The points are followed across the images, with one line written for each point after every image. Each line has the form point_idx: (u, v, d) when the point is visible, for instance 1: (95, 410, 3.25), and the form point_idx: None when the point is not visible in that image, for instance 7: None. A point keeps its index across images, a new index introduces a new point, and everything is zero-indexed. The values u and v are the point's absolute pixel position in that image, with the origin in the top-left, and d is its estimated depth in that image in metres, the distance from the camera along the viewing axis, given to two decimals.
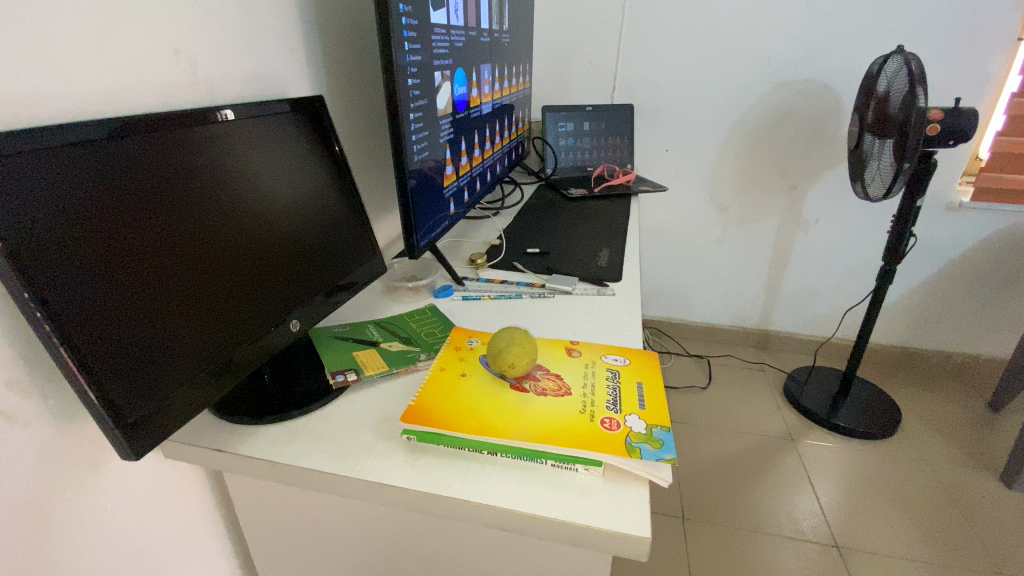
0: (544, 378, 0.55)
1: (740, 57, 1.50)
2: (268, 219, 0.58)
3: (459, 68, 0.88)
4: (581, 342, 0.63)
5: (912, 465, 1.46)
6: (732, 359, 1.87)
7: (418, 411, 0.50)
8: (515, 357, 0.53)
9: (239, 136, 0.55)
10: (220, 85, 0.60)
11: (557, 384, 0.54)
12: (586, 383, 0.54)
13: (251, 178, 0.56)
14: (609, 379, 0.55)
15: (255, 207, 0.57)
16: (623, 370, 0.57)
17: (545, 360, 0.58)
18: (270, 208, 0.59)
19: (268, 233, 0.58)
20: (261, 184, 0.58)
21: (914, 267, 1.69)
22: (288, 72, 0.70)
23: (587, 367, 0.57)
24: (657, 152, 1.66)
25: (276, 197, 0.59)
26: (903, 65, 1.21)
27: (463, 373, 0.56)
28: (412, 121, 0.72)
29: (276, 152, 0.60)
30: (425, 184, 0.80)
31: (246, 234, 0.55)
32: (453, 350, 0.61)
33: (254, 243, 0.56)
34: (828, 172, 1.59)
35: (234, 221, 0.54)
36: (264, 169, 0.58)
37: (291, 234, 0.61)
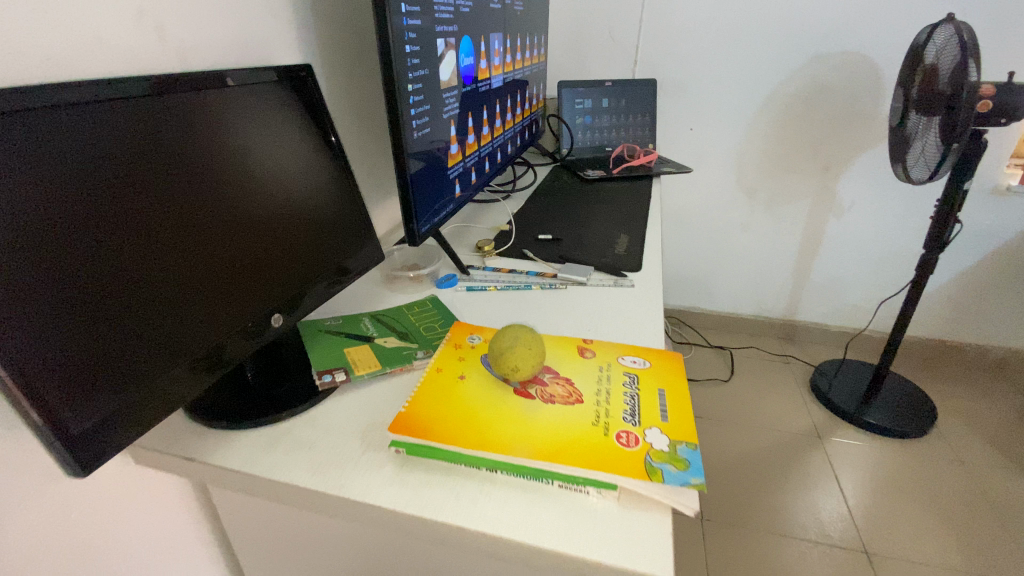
0: (552, 382, 0.49)
1: (772, 27, 1.38)
2: (248, 201, 0.52)
3: (466, 37, 0.80)
4: (594, 340, 0.56)
5: (949, 466, 1.36)
6: (755, 350, 1.78)
7: (409, 420, 0.45)
8: (520, 361, 0.47)
9: (214, 107, 0.49)
10: (195, 53, 0.54)
11: (566, 389, 0.48)
12: (600, 389, 0.48)
13: (229, 155, 0.50)
14: (626, 385, 0.49)
15: (233, 187, 0.51)
16: (642, 375, 0.50)
17: (553, 361, 0.52)
18: (251, 189, 0.53)
19: (247, 216, 0.52)
20: (239, 162, 0.51)
21: (956, 256, 1.57)
22: (274, 39, 0.63)
23: (602, 370, 0.51)
24: (680, 132, 1.56)
25: (259, 176, 0.53)
26: (955, 33, 1.08)
27: (461, 375, 0.51)
28: (410, 93, 0.65)
29: (258, 126, 0.54)
30: (427, 164, 0.73)
31: (222, 218, 0.50)
32: (452, 348, 0.55)
33: (231, 228, 0.50)
34: (866, 153, 1.48)
35: (208, 203, 0.48)
36: (243, 144, 0.52)
37: (275, 218, 0.55)
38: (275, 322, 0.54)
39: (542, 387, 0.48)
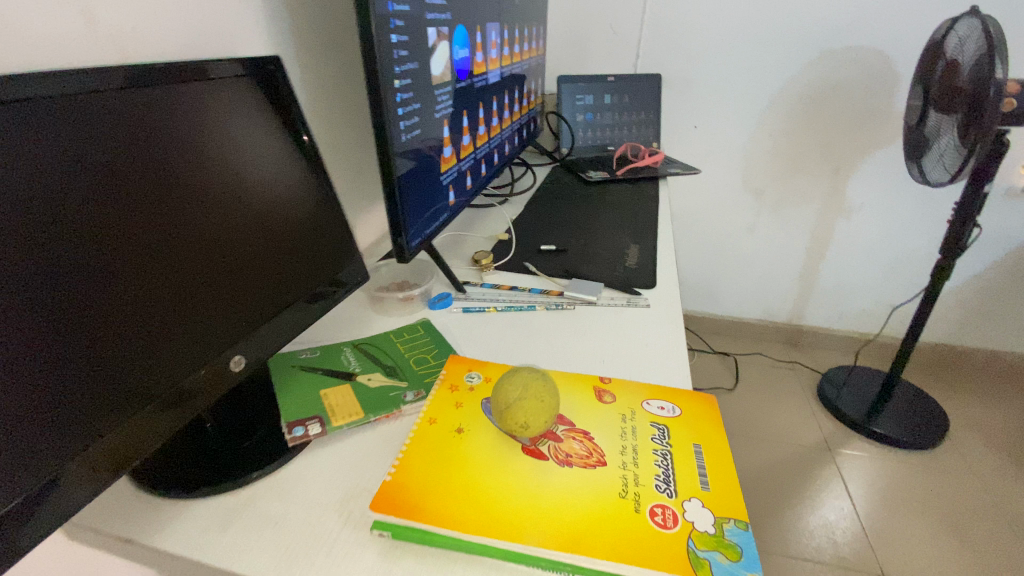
0: (567, 437, 0.41)
1: (782, 19, 1.31)
2: (203, 222, 0.44)
3: (460, 26, 0.72)
4: (612, 378, 0.49)
5: (964, 479, 1.30)
6: (760, 357, 1.72)
7: (398, 494, 0.37)
8: (529, 416, 0.39)
9: (166, 109, 0.41)
10: (138, 44, 0.46)
11: (585, 447, 0.40)
12: (626, 447, 0.40)
13: (179, 168, 0.42)
14: (655, 440, 0.41)
15: (185, 206, 0.42)
16: (672, 425, 0.43)
17: (567, 408, 0.44)
18: (207, 208, 0.44)
19: (202, 241, 0.44)
20: (192, 176, 0.43)
21: (970, 260, 1.51)
22: (239, 28, 0.55)
23: (625, 419, 0.43)
24: (684, 130, 1.48)
25: (217, 193, 0.45)
26: (981, 24, 0.95)
27: (459, 427, 0.43)
28: (397, 91, 0.57)
29: (218, 132, 0.45)
30: (417, 170, 0.65)
31: (171, 244, 0.41)
32: (446, 390, 0.47)
33: (182, 256, 0.42)
34: (879, 152, 1.41)
35: (152, 227, 0.40)
36: (197, 155, 0.43)
37: (237, 240, 0.47)
38: (234, 366, 0.46)
39: (556, 444, 0.40)
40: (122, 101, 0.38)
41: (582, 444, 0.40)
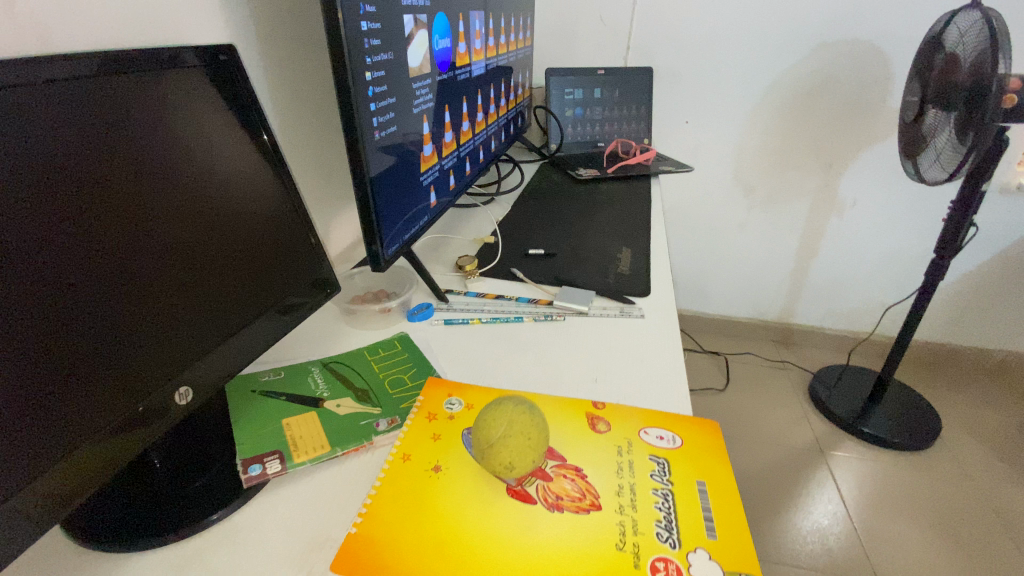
0: (557, 476, 0.37)
1: (776, 10, 1.26)
2: (144, 240, 0.40)
3: (440, 14, 0.67)
4: (605, 403, 0.45)
5: (957, 480, 1.28)
6: (751, 356, 1.70)
7: (361, 558, 0.32)
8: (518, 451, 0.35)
9: (112, 108, 0.37)
10: (64, 29, 0.39)
11: (577, 487, 0.36)
12: (622, 487, 0.37)
13: (116, 179, 0.38)
14: (655, 477, 0.37)
15: (122, 222, 0.38)
16: (674, 457, 0.39)
17: (557, 440, 0.40)
18: (151, 224, 0.40)
19: (142, 261, 0.39)
20: (132, 188, 0.39)
21: (963, 258, 1.49)
22: (190, 13, 0.49)
23: (621, 452, 0.39)
24: (675, 125, 1.44)
25: (160, 206, 0.41)
26: (982, 18, 0.93)
27: (436, 465, 0.38)
28: (369, 84, 0.51)
29: (170, 137, 0.41)
30: (394, 171, 0.60)
31: (105, 267, 0.37)
32: (424, 420, 0.43)
33: (117, 278, 0.38)
34: (873, 148, 1.37)
35: (82, 247, 0.35)
36: (138, 164, 0.39)
37: (184, 260, 0.43)
38: (179, 399, 0.41)
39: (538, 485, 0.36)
40: (50, 103, 0.33)
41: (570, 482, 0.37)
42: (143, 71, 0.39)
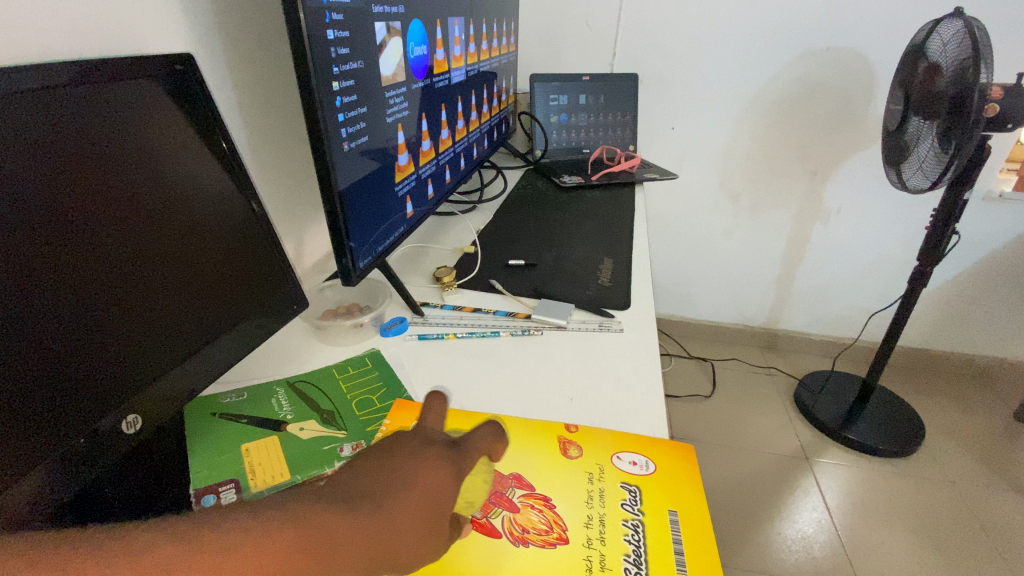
0: (526, 509, 0.40)
1: (760, 18, 1.26)
2: (97, 252, 0.37)
3: (416, 21, 0.65)
4: (578, 427, 0.47)
5: (940, 487, 1.29)
6: (737, 362, 1.69)
7: None
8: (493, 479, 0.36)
9: (71, 113, 0.35)
10: (8, 36, 0.37)
11: (546, 520, 0.39)
12: (591, 518, 0.39)
13: (69, 187, 0.35)
14: (626, 507, 0.40)
15: (74, 232, 0.36)
16: (642, 485, 0.42)
17: (530, 470, 0.43)
18: (110, 235, 0.38)
19: (93, 274, 0.37)
20: (85, 197, 0.36)
21: (946, 265, 1.50)
22: (148, 20, 0.47)
23: (591, 481, 0.42)
24: (661, 131, 1.44)
25: (115, 220, 0.39)
26: (964, 28, 0.93)
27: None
28: (337, 94, 0.50)
29: (128, 144, 0.39)
30: (366, 182, 0.58)
31: (51, 277, 0.34)
32: None
33: (63, 291, 0.35)
34: (857, 156, 1.38)
35: (26, 255, 0.33)
36: (92, 173, 0.37)
37: (138, 275, 0.40)
38: (126, 428, 0.39)
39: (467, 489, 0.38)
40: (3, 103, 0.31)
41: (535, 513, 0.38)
42: (102, 80, 0.37)
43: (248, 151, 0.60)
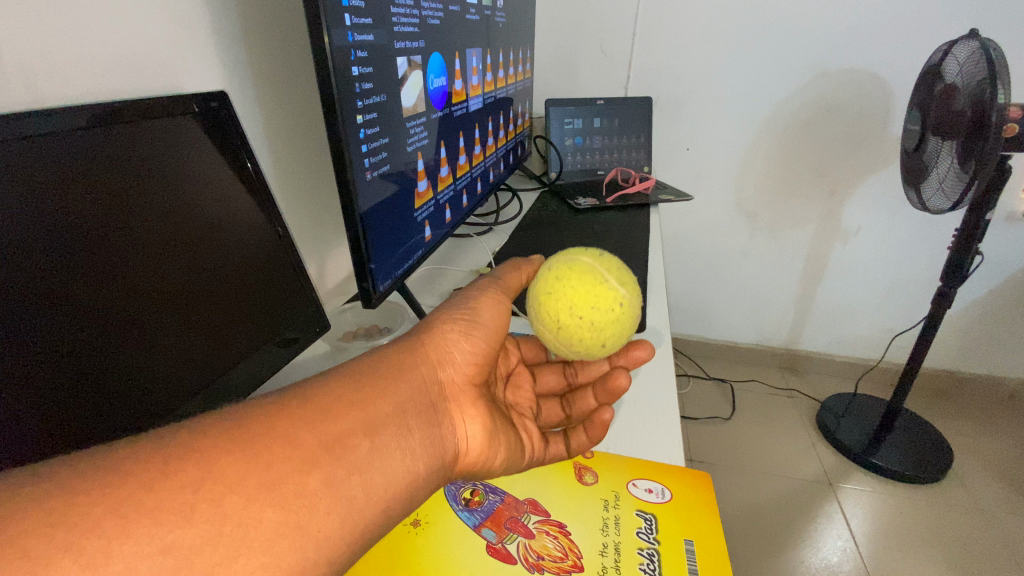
0: (539, 532, 0.42)
1: (773, 41, 1.27)
2: (158, 269, 0.41)
3: (435, 54, 0.68)
4: (594, 453, 0.49)
5: (972, 515, 1.24)
6: (756, 383, 1.67)
7: None
8: (504, 278, 0.51)
9: (136, 145, 0.39)
10: (53, 79, 0.40)
11: (559, 545, 0.41)
12: (607, 545, 0.41)
13: (134, 210, 0.39)
14: (641, 535, 0.41)
15: (138, 250, 0.39)
16: (657, 513, 0.43)
17: (545, 496, 0.45)
18: (167, 254, 0.41)
19: (136, 291, 0.39)
20: (132, 218, 0.39)
21: (970, 285, 1.47)
22: (184, 60, 0.50)
23: (607, 508, 0.44)
24: (676, 152, 1.45)
25: (169, 242, 0.42)
26: (978, 48, 0.92)
27: (417, 520, 0.43)
28: (361, 126, 0.52)
29: (179, 175, 0.42)
30: (387, 206, 0.60)
31: (109, 291, 0.37)
32: None
33: (126, 305, 0.38)
34: (875, 175, 1.36)
35: (76, 268, 0.35)
36: (139, 197, 0.39)
37: (177, 292, 0.42)
38: None
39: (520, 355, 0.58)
40: (81, 139, 0.35)
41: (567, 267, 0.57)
42: (155, 116, 0.40)
43: (275, 180, 0.63)
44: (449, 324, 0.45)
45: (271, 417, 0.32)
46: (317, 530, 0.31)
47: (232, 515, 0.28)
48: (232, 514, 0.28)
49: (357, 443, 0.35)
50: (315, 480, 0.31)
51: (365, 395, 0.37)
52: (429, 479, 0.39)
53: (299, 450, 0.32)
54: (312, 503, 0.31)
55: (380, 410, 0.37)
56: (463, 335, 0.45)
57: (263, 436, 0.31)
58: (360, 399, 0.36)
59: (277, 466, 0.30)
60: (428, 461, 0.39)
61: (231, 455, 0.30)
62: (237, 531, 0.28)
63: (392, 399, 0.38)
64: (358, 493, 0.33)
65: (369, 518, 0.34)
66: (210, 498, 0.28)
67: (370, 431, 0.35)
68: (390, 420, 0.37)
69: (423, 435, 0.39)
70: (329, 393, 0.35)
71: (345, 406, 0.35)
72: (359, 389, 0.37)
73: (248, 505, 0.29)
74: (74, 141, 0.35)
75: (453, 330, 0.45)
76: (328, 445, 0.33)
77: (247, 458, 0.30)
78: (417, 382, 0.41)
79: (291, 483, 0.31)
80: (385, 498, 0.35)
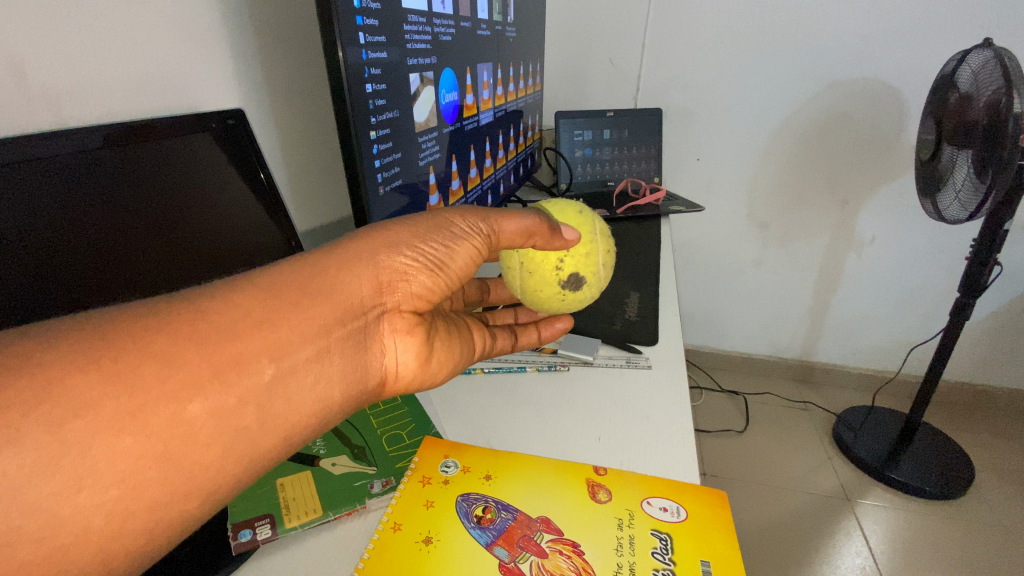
0: (552, 550, 0.41)
1: (784, 51, 1.26)
2: (164, 256, 0.41)
3: (447, 69, 0.68)
4: (606, 469, 0.49)
5: (995, 532, 1.20)
6: (771, 395, 1.64)
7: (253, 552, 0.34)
8: (499, 223, 0.47)
9: (143, 153, 0.39)
10: (77, 99, 0.41)
11: (573, 565, 0.40)
12: (621, 565, 0.40)
13: (140, 204, 0.39)
14: (657, 556, 0.41)
15: (142, 237, 0.39)
16: (672, 533, 0.43)
17: (558, 512, 0.45)
18: (174, 242, 0.41)
19: (137, 274, 0.39)
20: (135, 207, 0.39)
21: (990, 296, 1.44)
22: (202, 77, 0.51)
23: (621, 527, 0.43)
24: (686, 162, 1.45)
25: (175, 235, 0.42)
26: (994, 57, 0.91)
27: (428, 537, 0.43)
28: (374, 141, 0.52)
29: (185, 179, 0.42)
30: (399, 218, 0.61)
31: (113, 274, 0.37)
32: (421, 486, 0.47)
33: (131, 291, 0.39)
34: (890, 184, 1.34)
35: (50, 242, 0.34)
36: (121, 170, 0.38)
37: (166, 262, 0.41)
38: None
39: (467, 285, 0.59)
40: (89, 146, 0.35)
41: (563, 268, 0.54)
42: (161, 132, 0.40)
43: (290, 194, 0.64)
44: (407, 248, 0.42)
45: (143, 339, 0.30)
46: (191, 460, 0.30)
47: (76, 443, 0.27)
48: (80, 443, 0.27)
49: (260, 367, 0.33)
50: (194, 409, 0.30)
51: (284, 315, 0.35)
52: (344, 404, 0.39)
53: (176, 376, 0.30)
54: (190, 433, 0.30)
55: (295, 331, 0.35)
56: (422, 264, 0.42)
57: (131, 361, 0.29)
58: (275, 317, 0.34)
59: (144, 393, 0.29)
60: (348, 386, 0.38)
61: (83, 377, 0.28)
62: (82, 462, 0.27)
63: (319, 314, 0.36)
64: (251, 422, 0.33)
65: (259, 447, 0.33)
66: (46, 424, 0.26)
67: (277, 356, 0.34)
68: (309, 338, 0.35)
69: (344, 362, 0.38)
70: (233, 310, 0.33)
71: (253, 327, 0.33)
72: (280, 306, 0.35)
73: (99, 434, 0.27)
74: (77, 148, 0.35)
75: (411, 256, 0.42)
76: (221, 371, 0.31)
77: (104, 381, 0.28)
78: (352, 306, 0.39)
79: (160, 410, 0.29)
80: (286, 424, 0.35)
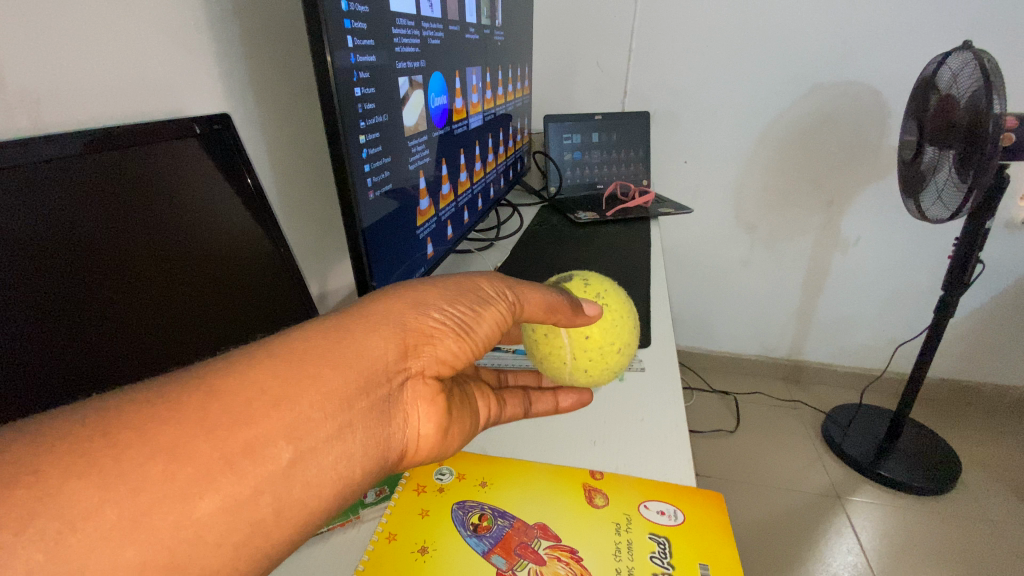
0: (548, 555, 0.41)
1: (767, 56, 1.28)
2: (163, 271, 0.40)
3: (436, 73, 0.68)
4: (603, 474, 0.49)
5: (983, 527, 1.22)
6: (761, 396, 1.65)
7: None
8: (523, 292, 0.47)
9: (136, 164, 0.38)
10: (56, 105, 0.40)
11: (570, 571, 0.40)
12: (620, 570, 0.40)
13: (136, 219, 0.38)
14: (655, 560, 0.41)
15: (140, 254, 0.39)
16: (667, 536, 0.42)
17: (556, 518, 0.44)
18: (171, 255, 0.41)
19: (136, 291, 0.39)
20: (133, 225, 0.38)
21: (973, 292, 1.46)
22: (187, 83, 0.50)
23: (617, 531, 0.43)
24: (675, 165, 1.46)
25: (173, 248, 0.41)
26: (973, 59, 0.93)
27: (423, 547, 0.42)
28: (363, 145, 0.52)
29: (181, 193, 0.42)
30: (389, 222, 0.60)
31: (114, 292, 0.37)
32: (415, 494, 0.47)
33: (133, 307, 0.38)
34: (873, 185, 1.36)
35: (47, 288, 0.33)
36: (119, 183, 0.37)
37: (162, 277, 0.40)
38: None
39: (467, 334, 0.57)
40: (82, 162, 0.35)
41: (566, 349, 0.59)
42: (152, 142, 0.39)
43: (278, 202, 0.63)
44: (435, 310, 0.41)
45: (147, 429, 0.28)
46: (198, 564, 0.28)
47: (73, 561, 0.25)
48: (75, 560, 0.25)
49: (277, 454, 0.31)
50: (204, 507, 0.28)
51: (301, 389, 0.33)
52: (364, 480, 0.36)
53: (185, 472, 0.28)
54: (198, 535, 0.28)
55: (312, 405, 0.33)
56: (450, 328, 0.42)
57: (136, 459, 0.27)
58: (290, 393, 0.32)
59: (147, 494, 0.27)
60: (367, 462, 0.36)
61: (82, 482, 0.26)
62: None
63: (337, 385, 0.34)
64: (267, 513, 0.31)
65: (275, 540, 0.31)
66: (40, 541, 0.24)
67: (295, 438, 0.32)
68: (327, 410, 0.33)
69: (366, 434, 0.36)
70: (248, 388, 0.31)
71: (269, 407, 0.31)
72: (296, 379, 0.33)
73: (100, 546, 0.25)
74: (73, 165, 0.34)
75: (438, 318, 0.41)
76: (234, 458, 0.29)
77: (102, 486, 0.26)
78: (376, 370, 0.37)
79: (165, 515, 0.27)
80: (306, 510, 0.32)
